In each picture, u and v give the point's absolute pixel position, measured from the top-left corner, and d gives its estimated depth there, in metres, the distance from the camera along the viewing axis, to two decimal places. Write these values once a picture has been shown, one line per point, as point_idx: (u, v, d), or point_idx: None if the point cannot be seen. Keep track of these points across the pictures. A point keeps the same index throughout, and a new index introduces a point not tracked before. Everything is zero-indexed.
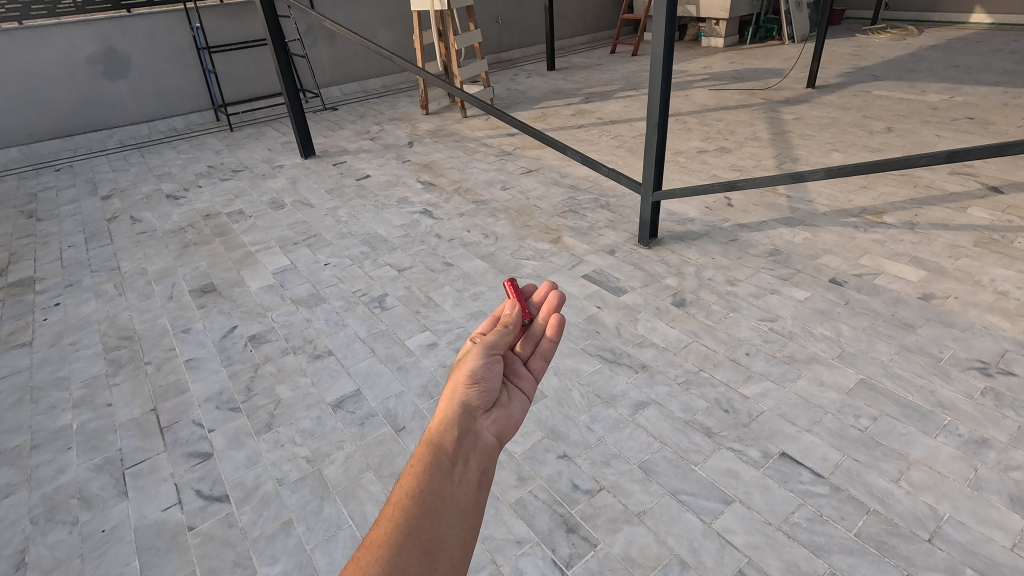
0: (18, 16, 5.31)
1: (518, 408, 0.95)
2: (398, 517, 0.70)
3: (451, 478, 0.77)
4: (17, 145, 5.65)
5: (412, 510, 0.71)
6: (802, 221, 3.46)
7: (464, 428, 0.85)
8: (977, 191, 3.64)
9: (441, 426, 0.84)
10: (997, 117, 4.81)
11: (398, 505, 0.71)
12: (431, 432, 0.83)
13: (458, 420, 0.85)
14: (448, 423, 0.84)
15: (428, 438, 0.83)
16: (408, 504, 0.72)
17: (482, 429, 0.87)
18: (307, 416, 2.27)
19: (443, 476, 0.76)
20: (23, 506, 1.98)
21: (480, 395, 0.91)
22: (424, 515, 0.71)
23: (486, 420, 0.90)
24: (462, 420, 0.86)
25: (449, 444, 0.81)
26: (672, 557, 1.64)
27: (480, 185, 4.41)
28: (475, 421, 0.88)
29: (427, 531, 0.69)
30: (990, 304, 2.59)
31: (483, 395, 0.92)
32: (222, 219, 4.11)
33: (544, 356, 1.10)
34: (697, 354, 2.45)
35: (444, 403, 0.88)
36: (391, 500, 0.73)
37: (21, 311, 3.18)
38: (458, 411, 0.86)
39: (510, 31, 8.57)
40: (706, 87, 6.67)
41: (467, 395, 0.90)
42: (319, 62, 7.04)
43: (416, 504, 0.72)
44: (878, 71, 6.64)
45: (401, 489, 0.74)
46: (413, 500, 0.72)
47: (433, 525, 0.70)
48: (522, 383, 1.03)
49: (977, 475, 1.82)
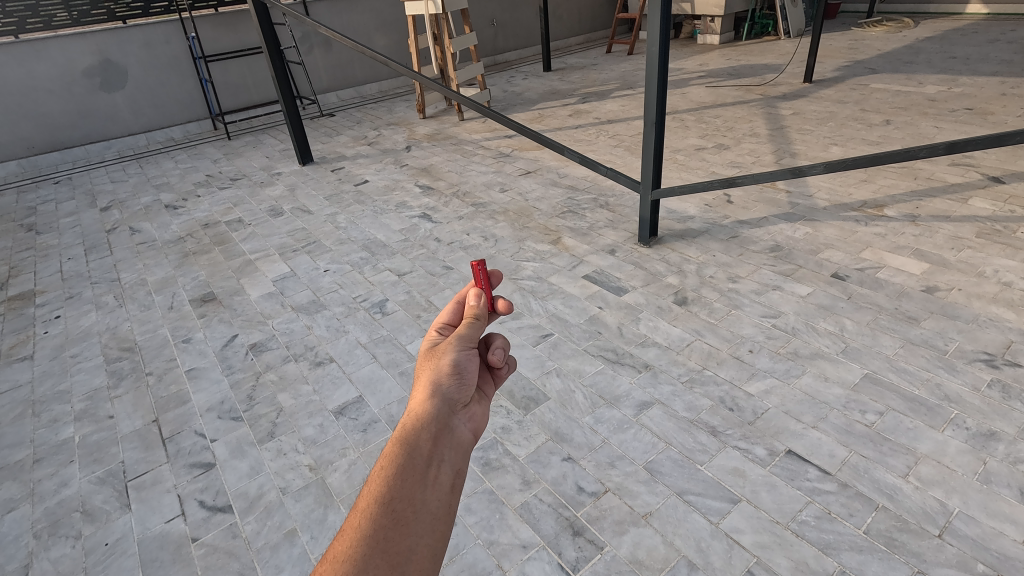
0: (14, 29, 5.33)
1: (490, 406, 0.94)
2: (368, 526, 0.69)
3: (425, 482, 0.76)
4: (16, 159, 5.66)
5: (381, 519, 0.70)
6: (802, 216, 3.45)
7: (441, 423, 0.84)
8: (978, 181, 3.62)
9: (417, 421, 0.82)
10: (996, 108, 4.79)
11: (366, 512, 0.71)
12: (404, 428, 0.82)
13: (436, 414, 0.84)
14: (424, 420, 0.83)
15: (399, 433, 0.81)
16: (376, 511, 0.71)
17: (458, 425, 0.87)
18: (309, 424, 2.26)
19: (416, 479, 0.75)
20: (26, 521, 1.97)
21: (458, 389, 0.90)
22: (394, 525, 0.70)
23: (463, 415, 0.89)
24: (440, 415, 0.84)
25: (423, 443, 0.80)
26: (681, 559, 1.63)
27: (478, 188, 4.40)
28: (453, 416, 0.87)
29: (395, 544, 0.69)
30: (994, 295, 2.57)
31: (461, 390, 0.90)
32: (221, 228, 4.11)
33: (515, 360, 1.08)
34: (700, 352, 2.43)
35: (420, 394, 0.87)
36: (359, 504, 0.73)
37: (22, 325, 3.18)
38: (435, 406, 0.85)
39: (505, 33, 8.59)
40: (702, 84, 6.65)
41: (444, 389, 0.88)
42: (315, 69, 7.06)
43: (385, 512, 0.71)
44: (875, 64, 6.62)
45: (369, 493, 0.73)
46: (382, 507, 0.71)
47: (402, 536, 0.70)
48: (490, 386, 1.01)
49: (986, 468, 1.80)
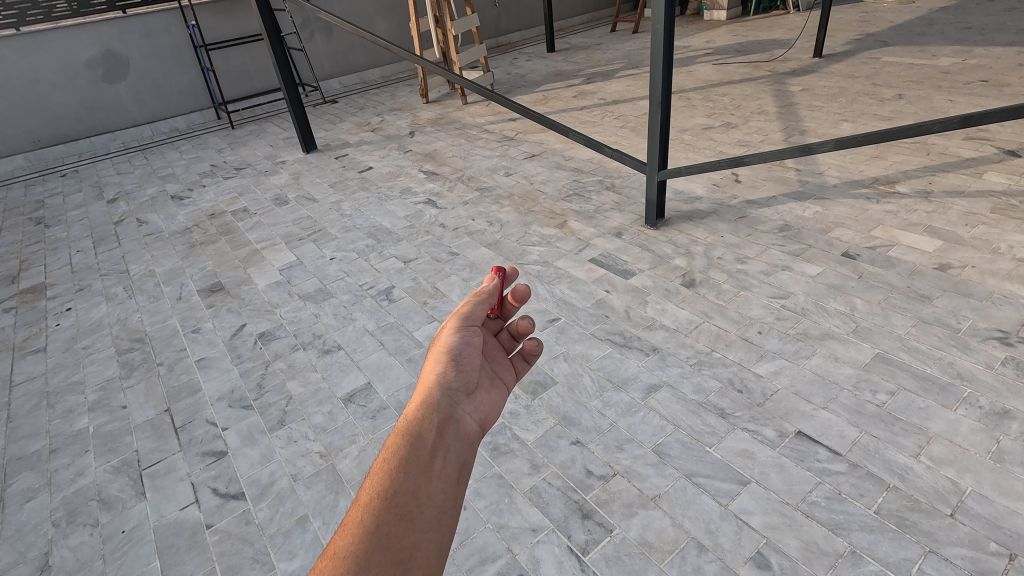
0: (15, 22, 5.30)
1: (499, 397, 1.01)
2: (372, 522, 0.70)
3: (429, 475, 0.78)
4: (23, 152, 5.70)
5: (384, 514, 0.71)
6: (812, 195, 3.39)
7: (446, 413, 0.89)
8: (993, 155, 3.54)
9: (423, 412, 0.86)
10: (1012, 79, 4.66)
11: (369, 507, 0.72)
12: (409, 419, 0.85)
13: (440, 404, 0.89)
14: (428, 409, 0.87)
15: (404, 425, 0.84)
16: (379, 506, 0.72)
17: (463, 416, 0.91)
18: (319, 411, 2.27)
19: (419, 472, 0.78)
20: (44, 510, 2.01)
21: (462, 377, 0.96)
22: (397, 521, 0.71)
23: (467, 405, 0.94)
24: (444, 405, 0.89)
25: (427, 434, 0.83)
26: (689, 540, 1.63)
27: (483, 172, 4.37)
28: (457, 407, 0.92)
29: (399, 539, 0.70)
30: (1009, 272, 2.52)
31: (463, 378, 0.96)
32: (227, 217, 4.11)
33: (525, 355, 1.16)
34: (709, 334, 2.41)
35: (425, 384, 0.92)
36: (361, 499, 0.74)
37: (34, 318, 3.21)
38: (439, 397, 0.90)
39: (508, 14, 8.45)
40: (709, 62, 6.52)
41: (447, 377, 0.94)
42: (317, 55, 7.00)
43: (389, 507, 0.72)
44: (887, 37, 6.45)
45: (370, 488, 0.75)
46: (385, 501, 0.73)
47: (407, 532, 0.71)
48: (501, 372, 1.10)
49: (999, 447, 1.78)
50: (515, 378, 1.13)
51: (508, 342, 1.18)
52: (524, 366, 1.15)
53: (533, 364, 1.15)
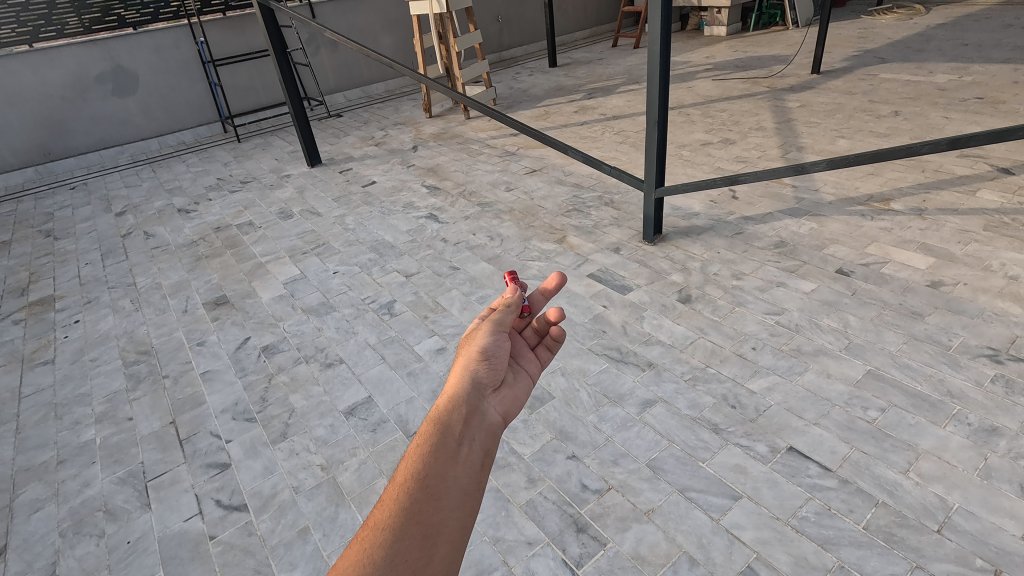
0: (28, 39, 5.44)
1: (523, 388, 1.07)
2: (405, 498, 0.77)
3: (455, 460, 0.85)
4: (33, 165, 5.81)
5: (417, 493, 0.78)
6: (808, 211, 3.44)
7: (472, 406, 0.95)
8: (987, 173, 3.59)
9: (451, 403, 0.94)
10: (1007, 96, 4.73)
11: (403, 486, 0.79)
12: (439, 410, 0.92)
13: (467, 397, 0.96)
14: (456, 401, 0.94)
15: (434, 416, 0.92)
16: (412, 485, 0.79)
17: (488, 407, 0.98)
18: (321, 424, 2.32)
19: (447, 458, 0.84)
20: (52, 520, 2.05)
21: (489, 373, 1.03)
22: (427, 500, 0.78)
23: (493, 399, 1.00)
24: (471, 398, 0.96)
25: (454, 424, 0.90)
26: (682, 555, 1.67)
27: (484, 187, 4.44)
28: (483, 400, 0.98)
29: (429, 516, 0.76)
30: (1000, 289, 2.56)
31: (491, 373, 1.04)
32: (232, 231, 4.18)
33: (549, 348, 1.22)
34: (704, 350, 2.46)
35: (455, 378, 1.00)
36: (396, 480, 0.81)
37: (44, 329, 3.28)
38: (466, 390, 0.97)
39: (511, 30, 8.59)
40: (709, 78, 6.61)
41: (476, 372, 1.02)
42: (322, 70, 7.12)
43: (419, 487, 0.79)
44: (884, 53, 6.54)
45: (405, 469, 0.82)
46: (417, 482, 0.79)
47: (435, 509, 0.77)
48: (529, 363, 1.16)
49: (987, 464, 1.81)
50: (540, 367, 1.19)
51: (533, 338, 1.24)
52: (548, 356, 1.21)
53: (556, 355, 1.22)
